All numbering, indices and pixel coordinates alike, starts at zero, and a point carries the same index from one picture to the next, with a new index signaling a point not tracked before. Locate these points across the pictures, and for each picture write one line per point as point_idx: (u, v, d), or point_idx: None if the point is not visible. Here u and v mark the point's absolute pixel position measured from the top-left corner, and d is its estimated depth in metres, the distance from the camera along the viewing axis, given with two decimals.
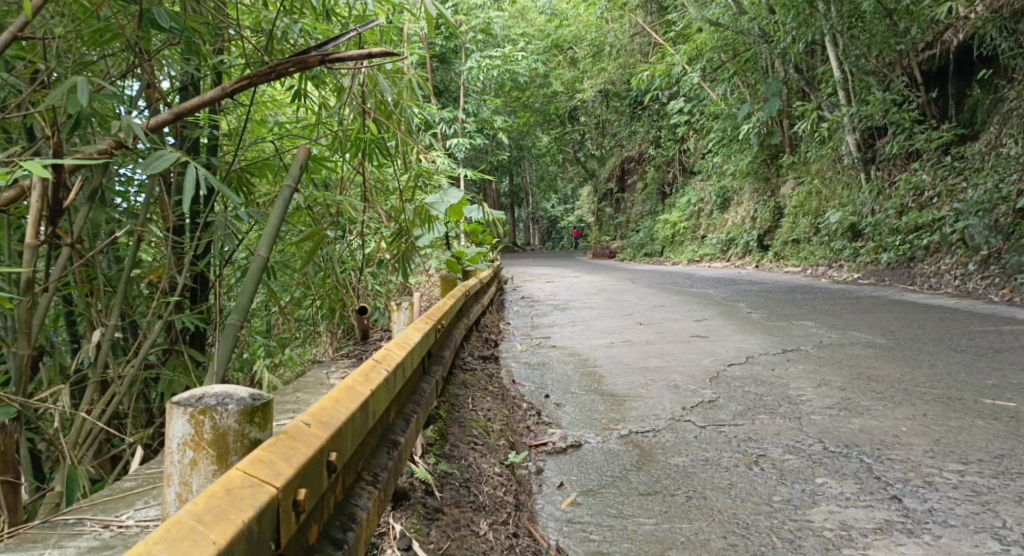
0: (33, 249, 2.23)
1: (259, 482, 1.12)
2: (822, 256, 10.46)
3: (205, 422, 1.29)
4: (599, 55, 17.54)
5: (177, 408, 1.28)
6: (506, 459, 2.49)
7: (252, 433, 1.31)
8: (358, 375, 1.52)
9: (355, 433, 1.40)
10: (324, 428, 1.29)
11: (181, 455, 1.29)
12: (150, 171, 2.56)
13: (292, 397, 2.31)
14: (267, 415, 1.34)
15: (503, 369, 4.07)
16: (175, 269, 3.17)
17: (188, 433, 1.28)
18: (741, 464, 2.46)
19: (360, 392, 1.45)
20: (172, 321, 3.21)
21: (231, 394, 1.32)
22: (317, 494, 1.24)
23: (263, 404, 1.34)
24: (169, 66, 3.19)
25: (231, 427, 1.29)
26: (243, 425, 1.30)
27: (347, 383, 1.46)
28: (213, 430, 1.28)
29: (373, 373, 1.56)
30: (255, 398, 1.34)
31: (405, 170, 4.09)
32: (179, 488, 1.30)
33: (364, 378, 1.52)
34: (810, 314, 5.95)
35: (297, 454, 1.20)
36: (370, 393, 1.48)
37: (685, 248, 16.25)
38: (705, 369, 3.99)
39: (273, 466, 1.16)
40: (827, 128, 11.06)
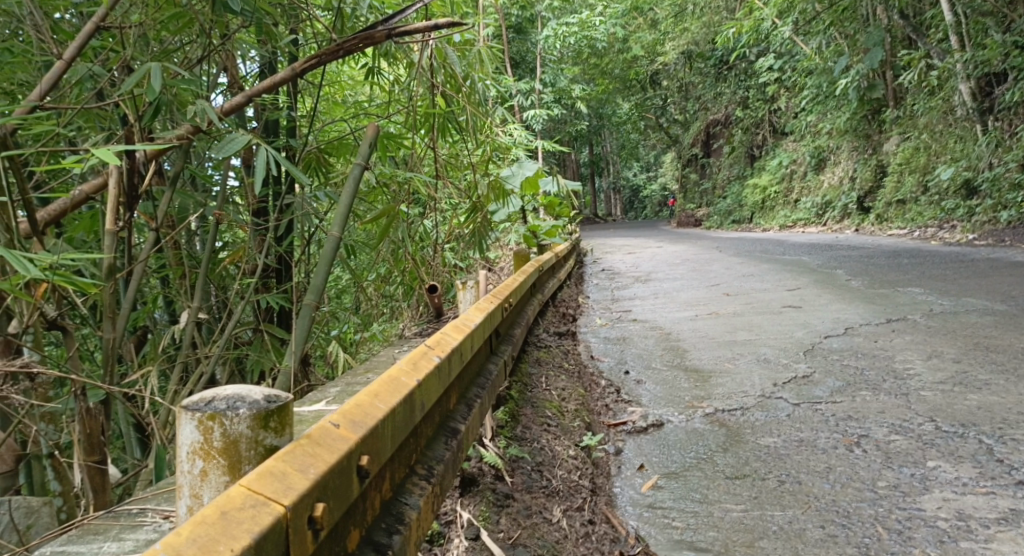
0: (113, 235, 2.04)
1: (264, 500, 0.98)
2: (931, 218, 9.87)
3: (214, 428, 1.11)
4: (682, 14, 17.04)
5: (185, 412, 1.11)
6: (581, 441, 2.37)
7: (268, 439, 1.14)
8: (405, 364, 1.42)
9: (397, 429, 1.29)
10: (354, 429, 1.17)
11: (191, 465, 1.12)
12: (223, 155, 2.49)
13: (363, 378, 2.18)
14: (285, 418, 1.16)
15: (581, 345, 3.96)
16: (256, 251, 3.14)
17: (197, 440, 1.11)
18: (840, 445, 2.27)
19: (405, 383, 1.35)
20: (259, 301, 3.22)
21: (244, 394, 1.14)
22: (344, 506, 1.11)
23: (280, 406, 1.16)
24: (249, 50, 3.14)
25: (244, 434, 1.11)
26: (257, 432, 1.12)
27: (389, 375, 1.36)
28: (223, 438, 1.11)
29: (421, 360, 1.47)
30: (271, 399, 1.15)
31: (479, 145, 3.98)
32: (190, 502, 1.13)
33: (413, 366, 1.43)
34: (918, 280, 5.60)
35: (317, 462, 1.07)
36: (417, 383, 1.38)
37: (776, 214, 15.69)
38: (799, 341, 3.78)
39: (285, 478, 1.03)
40: (938, 77, 10.40)
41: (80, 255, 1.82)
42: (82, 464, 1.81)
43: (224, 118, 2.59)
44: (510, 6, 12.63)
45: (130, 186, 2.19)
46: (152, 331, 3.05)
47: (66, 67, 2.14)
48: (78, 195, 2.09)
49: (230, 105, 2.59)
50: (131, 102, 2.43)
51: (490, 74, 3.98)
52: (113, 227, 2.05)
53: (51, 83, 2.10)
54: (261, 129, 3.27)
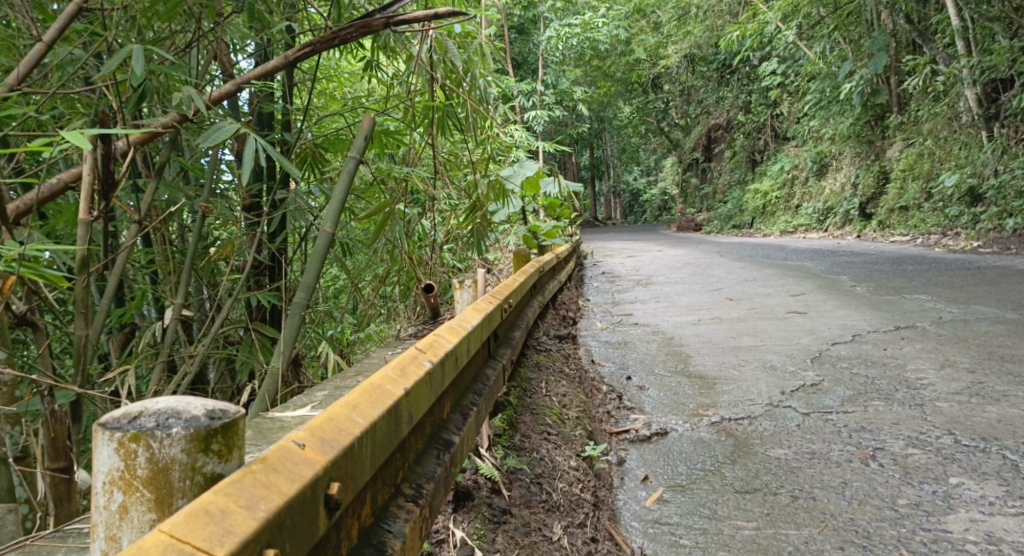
0: (87, 225, 1.94)
1: (194, 549, 0.85)
2: (934, 224, 9.77)
3: (138, 452, 0.98)
4: (685, 18, 16.97)
5: (101, 433, 0.98)
6: (583, 451, 2.25)
7: (208, 465, 1.01)
8: (392, 370, 1.31)
9: (378, 446, 1.17)
10: (321, 451, 1.04)
11: (109, 497, 0.99)
12: (209, 143, 2.38)
13: (353, 381, 2.00)
14: (230, 439, 1.03)
15: (582, 349, 3.84)
16: (247, 246, 3.00)
17: (117, 468, 0.99)
18: (855, 459, 2.16)
19: (390, 393, 1.24)
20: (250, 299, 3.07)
21: (180, 410, 1.01)
22: (307, 543, 0.98)
23: (225, 424, 1.02)
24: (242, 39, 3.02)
25: (177, 459, 0.99)
26: (194, 457, 1.00)
27: (372, 383, 1.24)
28: (150, 464, 0.98)
29: (411, 366, 1.35)
30: (214, 416, 1.02)
31: (480, 143, 3.86)
32: (107, 544, 1.00)
33: (400, 374, 1.31)
34: (925, 287, 5.49)
35: (268, 496, 0.95)
36: (403, 392, 1.27)
37: (777, 219, 15.59)
38: (806, 348, 3.66)
39: (225, 518, 0.90)
40: (943, 82, 10.29)
41: (49, 246, 1.68)
42: (45, 471, 1.70)
43: (211, 107, 2.48)
44: (513, 6, 12.53)
45: (105, 172, 2.05)
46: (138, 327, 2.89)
47: (45, 49, 2.02)
48: (55, 183, 1.98)
49: (220, 93, 2.47)
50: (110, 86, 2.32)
51: (491, 70, 3.85)
52: (86, 217, 1.94)
53: (31, 66, 1.98)
54: (254, 121, 3.14)
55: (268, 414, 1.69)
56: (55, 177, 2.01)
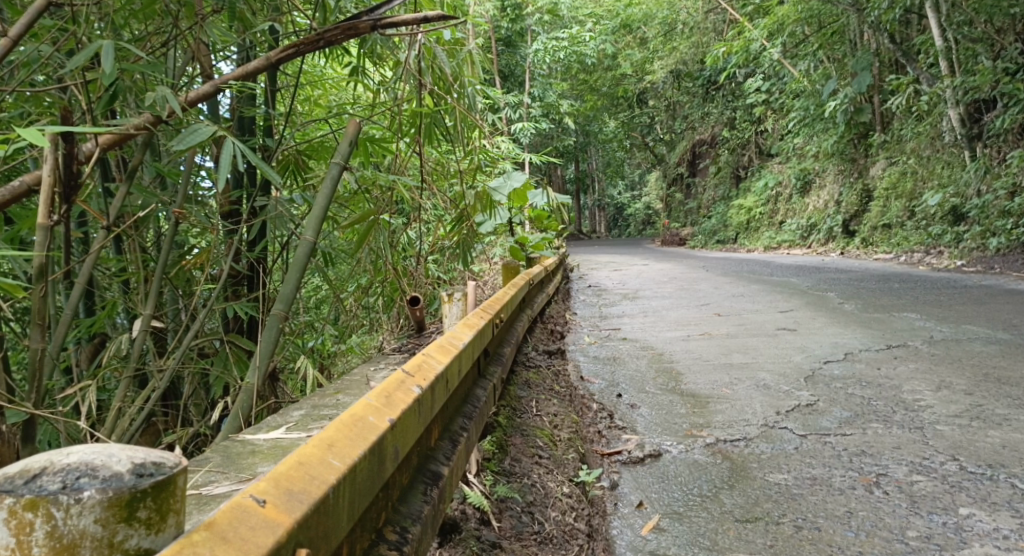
0: (46, 230, 1.79)
1: None
2: (917, 243, 9.78)
3: (36, 525, 0.84)
4: (670, 33, 17.02)
5: None
6: (576, 476, 2.13)
7: (132, 540, 0.87)
8: (376, 399, 1.21)
9: (355, 494, 1.05)
10: (286, 509, 0.91)
11: None
12: (182, 145, 2.22)
13: (332, 400, 1.86)
14: (163, 505, 0.89)
15: (569, 364, 3.74)
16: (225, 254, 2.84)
17: (8, 545, 0.84)
18: (858, 486, 2.07)
19: (374, 426, 1.14)
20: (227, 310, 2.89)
21: (97, 467, 0.87)
22: None
23: (152, 487, 0.88)
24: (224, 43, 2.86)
25: (89, 532, 0.85)
26: (112, 529, 0.86)
27: (353, 415, 1.14)
28: (50, 541, 0.84)
29: (397, 394, 1.25)
30: (141, 473, 0.89)
31: (467, 152, 3.76)
32: None
33: (385, 403, 1.21)
34: (914, 306, 5.43)
35: None
36: (385, 428, 1.15)
37: (761, 234, 15.61)
38: (798, 366, 3.58)
39: None
40: (926, 102, 10.34)
41: (16, 252, 1.55)
42: None
43: (187, 109, 2.33)
44: (500, 19, 12.47)
45: (66, 175, 1.90)
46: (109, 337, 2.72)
47: (11, 45, 1.87)
48: (16, 187, 1.83)
49: (196, 94, 2.32)
50: (82, 84, 2.18)
51: (480, 79, 3.75)
52: (47, 221, 1.78)
53: None
54: (236, 126, 3.00)
55: (238, 438, 1.56)
56: (17, 180, 1.86)
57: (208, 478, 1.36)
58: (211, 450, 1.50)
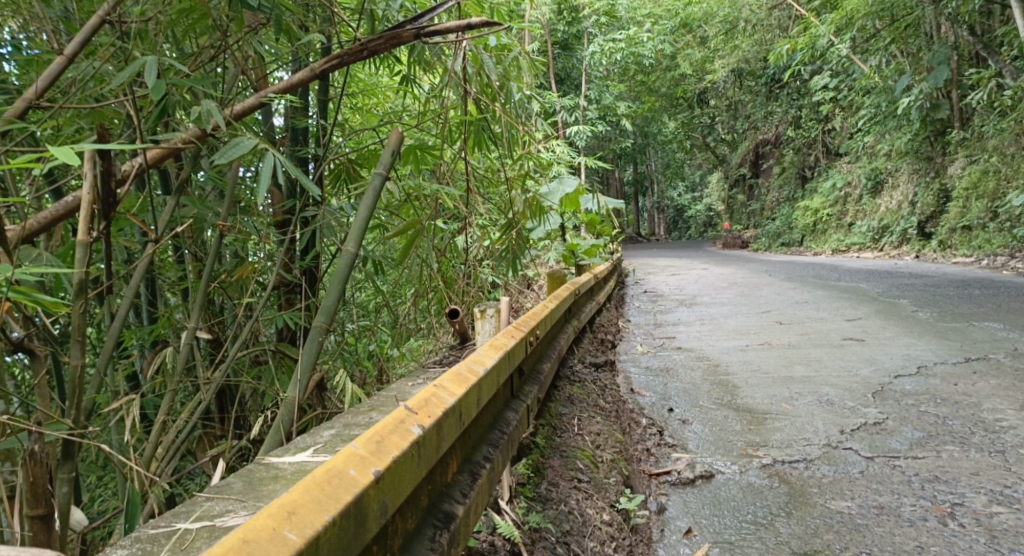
0: (87, 246, 1.59)
1: None
2: (1001, 245, 9.31)
3: None
4: (732, 32, 16.63)
5: None
6: (619, 502, 2.01)
7: None
8: (363, 447, 1.19)
9: None
10: None
11: None
12: (222, 160, 2.07)
13: (365, 418, 1.78)
14: None
15: (620, 377, 3.61)
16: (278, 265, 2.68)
17: None
18: (931, 517, 1.91)
19: (353, 482, 1.11)
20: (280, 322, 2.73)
21: None
22: None
23: None
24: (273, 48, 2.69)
25: None
26: None
27: (330, 472, 1.12)
28: None
29: (390, 439, 1.22)
30: None
31: (518, 160, 3.64)
32: None
33: (374, 452, 1.18)
34: (994, 314, 5.13)
35: None
36: (363, 485, 1.11)
37: (829, 237, 15.11)
38: (866, 381, 3.38)
39: None
40: (1010, 96, 9.80)
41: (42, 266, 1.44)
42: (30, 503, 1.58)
43: (233, 123, 2.18)
44: (556, 21, 12.34)
45: (104, 191, 1.69)
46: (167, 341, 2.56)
47: (65, 63, 1.73)
48: (66, 200, 1.71)
49: (241, 108, 2.17)
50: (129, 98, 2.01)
51: (530, 83, 3.61)
52: (86, 237, 1.59)
53: (48, 82, 1.72)
54: (289, 138, 2.82)
55: (264, 461, 1.50)
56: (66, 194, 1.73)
57: (226, 507, 1.31)
58: (233, 474, 1.45)
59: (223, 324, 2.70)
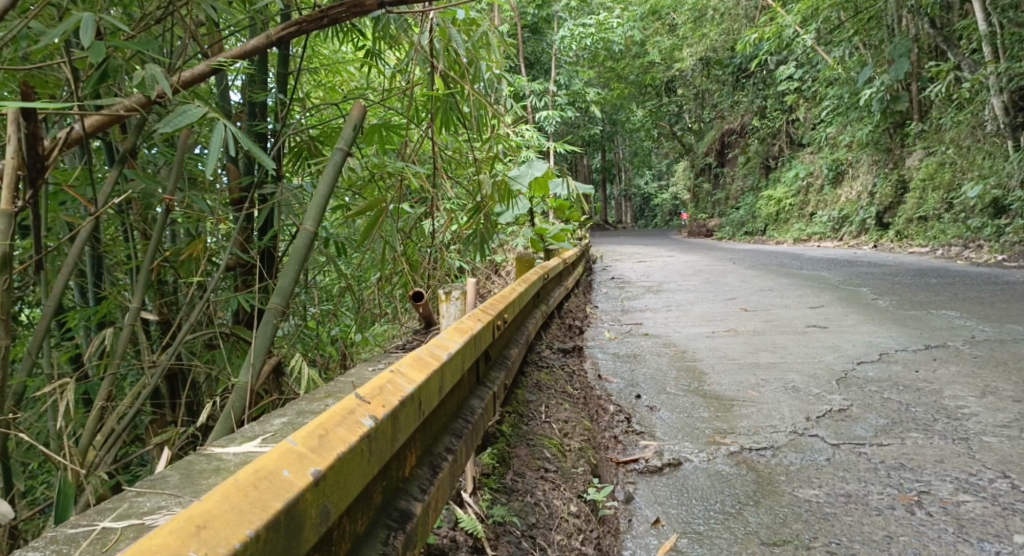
0: (11, 217, 1.47)
1: None
2: (956, 236, 9.45)
3: None
4: (700, 20, 16.64)
5: None
6: (586, 493, 1.96)
7: None
8: (303, 443, 1.11)
9: None
10: None
11: None
12: (171, 127, 1.97)
13: (320, 405, 1.70)
14: None
15: (587, 362, 3.56)
16: (235, 245, 2.57)
17: None
18: (898, 505, 1.90)
19: (287, 484, 1.03)
20: (235, 304, 2.62)
21: None
22: None
23: None
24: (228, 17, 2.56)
25: None
26: None
27: (263, 472, 1.03)
28: None
29: (335, 433, 1.15)
30: None
31: (485, 141, 3.55)
32: None
33: (315, 449, 1.11)
34: (952, 302, 5.18)
35: None
36: (299, 487, 1.03)
37: (790, 226, 15.28)
38: (830, 367, 3.38)
39: None
40: (968, 89, 9.94)
41: None
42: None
43: (180, 90, 2.07)
44: (526, 4, 12.19)
45: (30, 154, 1.58)
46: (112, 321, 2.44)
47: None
48: None
49: (189, 75, 2.06)
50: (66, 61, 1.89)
51: (499, 62, 3.52)
52: (10, 208, 1.46)
53: None
54: (248, 111, 2.70)
55: (206, 452, 1.43)
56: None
57: (158, 504, 1.24)
58: (171, 465, 1.37)
59: (174, 305, 2.60)
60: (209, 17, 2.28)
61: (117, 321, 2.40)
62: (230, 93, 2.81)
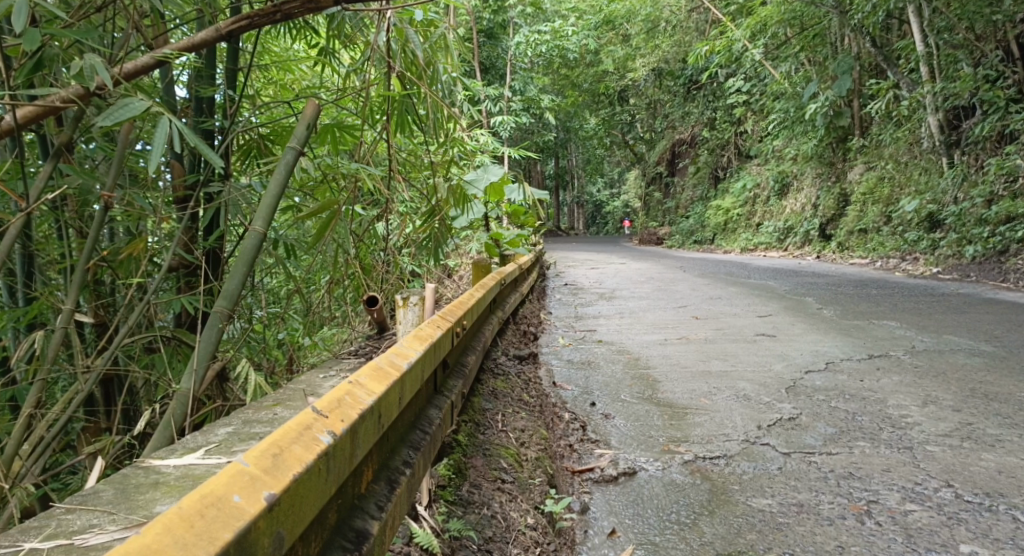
0: None
1: None
2: (893, 248, 9.72)
3: None
4: (653, 31, 16.84)
5: None
6: (543, 504, 1.94)
7: None
8: (256, 463, 1.06)
9: None
10: None
11: None
12: (110, 121, 1.89)
13: (268, 414, 1.65)
14: None
15: (540, 369, 3.55)
16: (180, 246, 2.48)
17: None
18: (848, 515, 1.92)
19: (237, 511, 0.98)
20: (179, 306, 2.53)
21: None
22: None
23: None
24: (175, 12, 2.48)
25: None
26: None
27: (211, 497, 0.99)
28: None
29: (292, 451, 1.11)
30: None
31: (442, 144, 3.50)
32: None
33: (268, 470, 1.06)
34: (894, 313, 5.32)
35: None
36: (251, 514, 0.99)
37: (738, 236, 15.56)
38: (779, 376, 3.43)
39: None
40: (906, 107, 10.24)
41: None
42: None
43: (123, 82, 1.99)
44: (481, 10, 12.21)
45: None
46: (44, 322, 2.33)
47: None
48: None
49: (133, 66, 1.98)
50: None
51: (456, 64, 3.47)
52: None
53: None
54: (195, 108, 2.61)
55: (145, 465, 1.40)
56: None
57: (90, 521, 1.22)
58: (107, 479, 1.35)
59: (111, 305, 2.49)
60: (154, 8, 2.21)
61: (49, 322, 2.30)
62: (177, 89, 2.71)
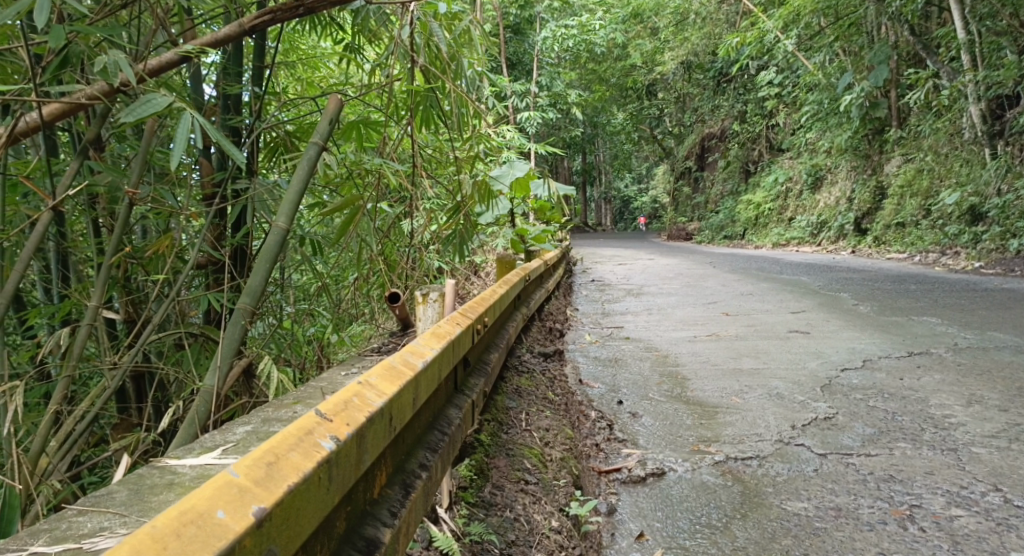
0: None
1: None
2: (933, 242, 9.48)
3: None
4: (683, 23, 16.63)
5: None
6: (568, 507, 1.88)
7: None
8: (247, 474, 1.02)
9: None
10: None
11: None
12: (132, 116, 1.85)
13: (287, 412, 1.61)
14: None
15: (567, 367, 3.48)
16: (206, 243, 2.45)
17: None
18: (889, 520, 1.83)
19: (223, 527, 0.94)
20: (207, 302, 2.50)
21: None
22: None
23: None
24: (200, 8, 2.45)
25: None
26: None
27: (195, 512, 0.94)
28: None
29: (288, 460, 1.06)
30: None
31: (468, 140, 3.44)
32: None
33: (260, 481, 1.01)
34: (934, 309, 5.16)
35: None
36: (237, 529, 0.94)
37: (769, 231, 15.32)
38: (813, 374, 3.33)
39: None
40: (946, 96, 9.97)
41: None
42: None
43: (145, 79, 1.96)
44: (508, 4, 12.10)
45: None
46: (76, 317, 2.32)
47: None
48: None
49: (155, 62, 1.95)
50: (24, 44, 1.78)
51: (481, 58, 3.40)
52: None
53: None
54: (221, 105, 2.58)
55: (161, 465, 1.37)
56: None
57: (101, 524, 1.19)
58: (121, 479, 1.32)
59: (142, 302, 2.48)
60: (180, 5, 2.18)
61: (80, 317, 2.29)
62: (204, 86, 2.69)
